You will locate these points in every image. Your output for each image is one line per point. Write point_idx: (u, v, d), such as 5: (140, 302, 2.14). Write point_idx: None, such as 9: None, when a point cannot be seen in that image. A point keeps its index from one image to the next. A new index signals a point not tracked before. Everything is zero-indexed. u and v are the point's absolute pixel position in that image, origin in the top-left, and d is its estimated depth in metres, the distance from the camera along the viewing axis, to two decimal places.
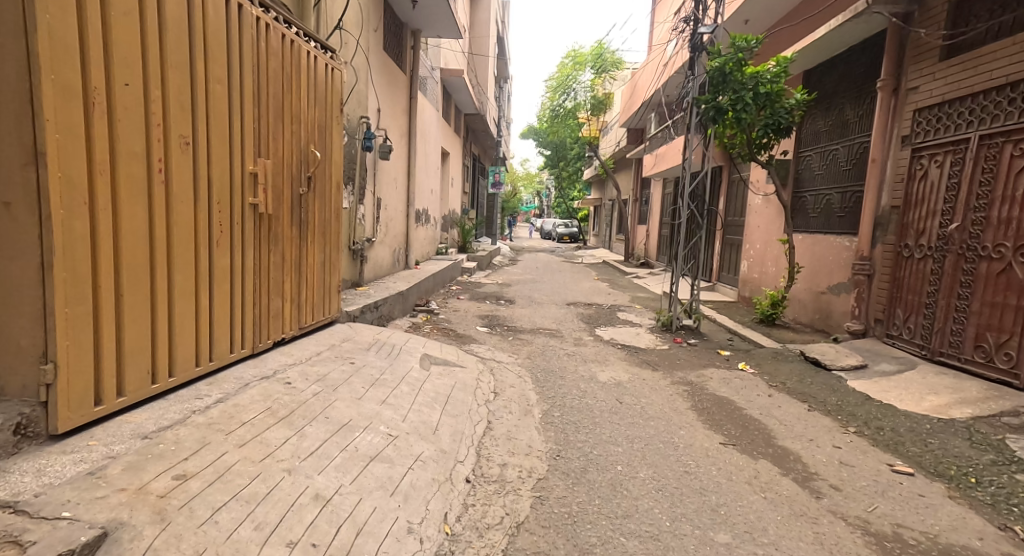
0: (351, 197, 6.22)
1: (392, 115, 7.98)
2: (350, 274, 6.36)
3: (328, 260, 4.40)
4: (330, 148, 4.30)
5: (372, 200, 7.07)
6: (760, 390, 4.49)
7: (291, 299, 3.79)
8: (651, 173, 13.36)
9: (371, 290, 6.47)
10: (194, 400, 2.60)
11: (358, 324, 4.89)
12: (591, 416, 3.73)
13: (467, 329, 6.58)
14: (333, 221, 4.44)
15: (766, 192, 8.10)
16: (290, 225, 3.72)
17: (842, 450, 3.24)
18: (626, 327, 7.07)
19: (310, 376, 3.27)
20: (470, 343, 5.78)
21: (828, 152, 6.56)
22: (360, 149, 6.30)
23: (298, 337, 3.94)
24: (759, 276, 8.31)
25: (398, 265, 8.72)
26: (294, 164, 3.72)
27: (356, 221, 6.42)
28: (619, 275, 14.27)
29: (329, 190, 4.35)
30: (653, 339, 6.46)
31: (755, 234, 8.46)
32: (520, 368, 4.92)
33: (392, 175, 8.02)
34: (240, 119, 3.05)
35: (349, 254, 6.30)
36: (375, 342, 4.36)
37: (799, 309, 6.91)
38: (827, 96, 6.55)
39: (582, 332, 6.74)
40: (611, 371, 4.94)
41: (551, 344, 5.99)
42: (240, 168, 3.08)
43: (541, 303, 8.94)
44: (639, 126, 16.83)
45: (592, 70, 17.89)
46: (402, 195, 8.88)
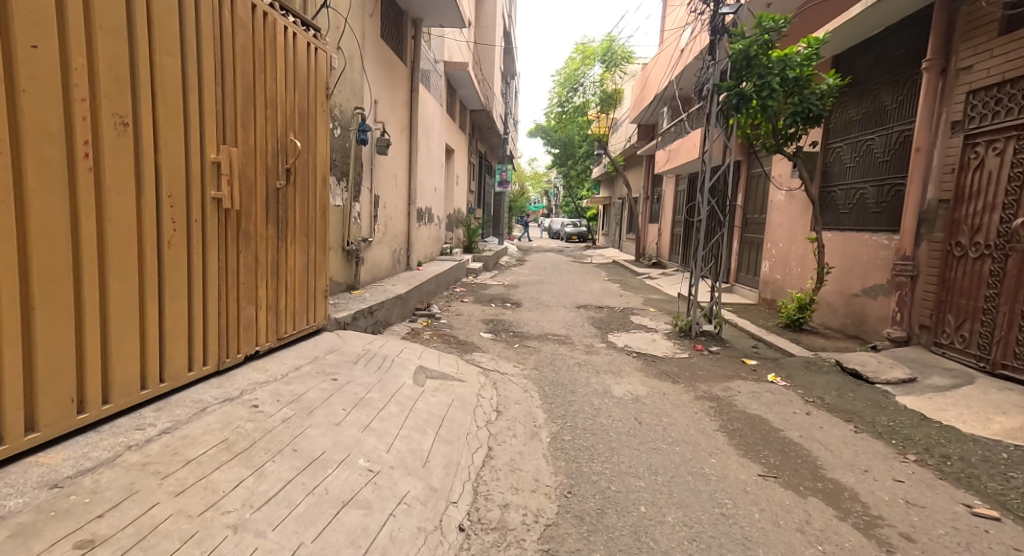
0: (344, 194, 5.85)
1: (391, 107, 7.56)
2: (343, 276, 5.95)
3: (313, 262, 3.97)
4: (314, 138, 3.89)
5: (369, 197, 6.66)
6: (795, 406, 4.00)
7: (267, 307, 3.37)
8: (664, 170, 12.85)
9: (367, 294, 6.05)
10: (132, 433, 2.16)
11: (348, 333, 4.46)
12: (607, 440, 3.26)
13: (469, 335, 6.13)
14: (319, 218, 4.01)
15: (789, 187, 7.58)
16: (265, 224, 3.30)
17: (904, 486, 2.75)
18: (641, 333, 6.58)
19: (283, 397, 2.83)
20: (472, 351, 5.33)
21: (862, 143, 6.04)
22: (354, 142, 5.90)
23: (276, 349, 3.52)
24: (782, 277, 7.78)
25: (399, 266, 8.30)
26: (270, 155, 3.30)
27: (350, 220, 6.03)
28: (630, 276, 13.75)
29: (315, 185, 3.93)
30: (671, 346, 5.97)
31: (778, 233, 7.93)
32: (526, 380, 4.46)
33: (391, 171, 7.60)
34: (199, 99, 2.63)
35: (343, 254, 5.90)
36: (365, 354, 3.92)
37: (829, 313, 6.38)
38: (860, 82, 6.04)
39: (593, 339, 6.26)
40: (627, 384, 4.46)
41: (560, 352, 5.52)
42: (199, 158, 2.66)
43: (550, 306, 8.46)
44: (651, 121, 16.30)
45: (601, 64, 17.38)
46: (403, 192, 8.48)
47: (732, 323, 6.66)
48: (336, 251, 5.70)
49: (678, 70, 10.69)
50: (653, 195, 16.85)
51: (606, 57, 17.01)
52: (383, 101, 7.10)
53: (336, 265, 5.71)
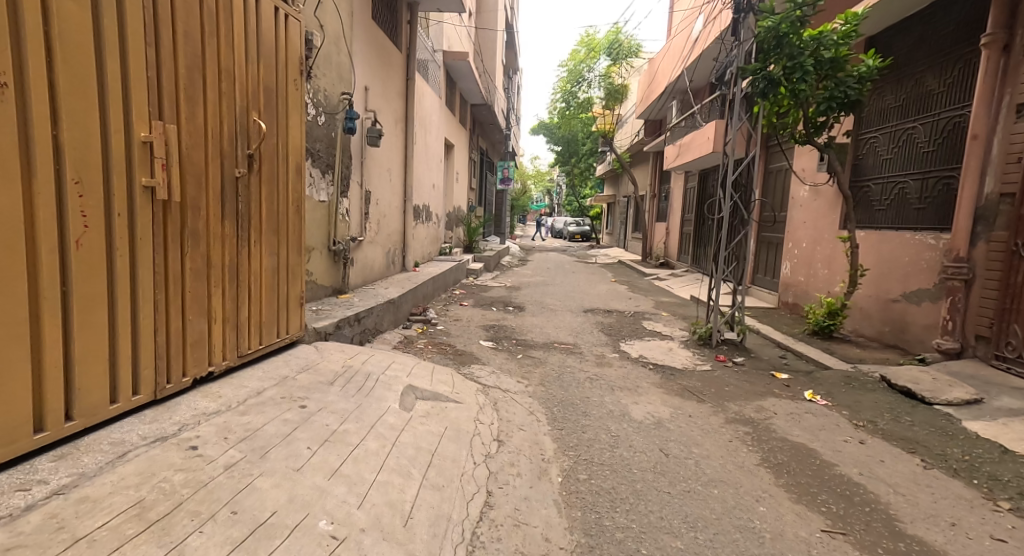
0: (329, 189, 5.33)
1: (385, 96, 7.02)
2: (329, 278, 5.43)
3: (285, 265, 3.44)
4: (285, 121, 3.34)
5: (359, 192, 6.13)
6: (845, 432, 3.45)
7: (224, 319, 2.84)
8: (673, 166, 12.26)
9: (356, 298, 5.53)
10: (9, 498, 1.62)
11: (329, 345, 3.92)
12: (630, 481, 2.72)
13: (469, 344, 5.59)
14: (292, 215, 3.48)
15: (814, 182, 7.04)
16: (220, 220, 2.77)
17: (1009, 546, 2.20)
18: (656, 341, 6.05)
19: (235, 433, 2.28)
20: (470, 363, 4.79)
21: (901, 132, 5.49)
22: (341, 131, 5.38)
23: (238, 367, 2.98)
24: (806, 280, 7.22)
25: (394, 267, 7.79)
26: (227, 137, 2.76)
27: (336, 217, 5.51)
28: (637, 278, 13.20)
29: (287, 176, 3.39)
30: (690, 356, 5.43)
31: (801, 232, 7.38)
32: (531, 399, 3.92)
33: (384, 165, 7.09)
34: (120, 62, 2.10)
35: (328, 255, 5.39)
36: (346, 371, 3.38)
37: (863, 320, 5.82)
38: (900, 65, 5.49)
39: (604, 348, 5.72)
40: (647, 404, 3.92)
41: (568, 365, 4.98)
42: (123, 135, 2.12)
43: (555, 310, 7.92)
44: (659, 116, 15.77)
45: (607, 57, 16.84)
46: (399, 189, 7.96)
47: (756, 331, 6.10)
48: (319, 251, 5.20)
49: (693, 57, 10.13)
50: (660, 193, 16.28)
51: (612, 49, 16.45)
52: (375, 88, 6.57)
53: (319, 267, 5.20)
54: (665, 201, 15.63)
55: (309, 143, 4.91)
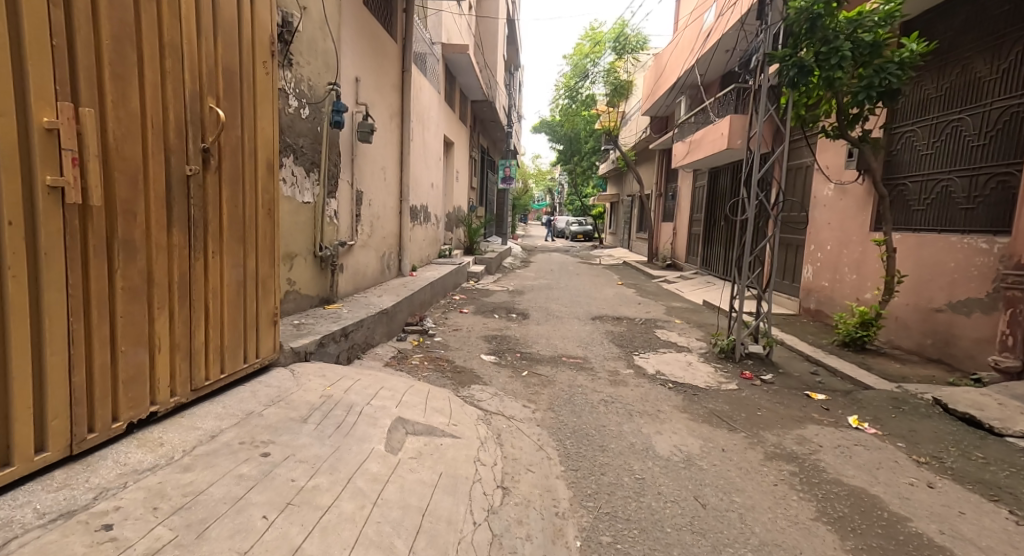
0: (314, 189, 4.84)
1: (379, 89, 6.55)
2: (314, 287, 4.96)
3: (253, 278, 2.94)
4: (252, 110, 2.82)
5: (349, 193, 5.65)
6: (908, 471, 2.96)
7: (174, 347, 2.34)
8: (682, 163, 11.76)
9: (345, 309, 5.07)
10: None
11: (308, 367, 3.43)
12: (664, 546, 2.23)
13: (469, 358, 5.12)
14: (261, 220, 2.97)
15: (841, 180, 6.55)
16: (167, 229, 2.27)
17: None
18: (672, 354, 5.57)
19: (170, 500, 1.78)
20: (471, 383, 4.31)
21: (945, 124, 4.98)
22: (327, 125, 4.88)
23: (195, 403, 2.50)
24: (831, 285, 6.73)
25: (389, 272, 7.31)
26: (174, 127, 2.25)
27: (323, 220, 5.02)
28: (645, 280, 12.72)
29: (255, 174, 2.88)
30: (713, 373, 4.94)
31: (825, 233, 6.89)
32: (539, 429, 3.45)
33: (378, 163, 6.61)
34: (8, 26, 1.60)
35: (314, 262, 4.92)
36: (325, 402, 2.88)
37: (901, 331, 5.32)
38: (944, 50, 4.99)
39: (617, 363, 5.24)
40: (671, 434, 3.44)
41: (579, 384, 4.50)
42: (13, 122, 1.63)
43: (561, 317, 7.44)
44: (666, 113, 15.29)
45: (612, 52, 16.37)
46: (395, 188, 7.48)
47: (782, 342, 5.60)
48: (304, 257, 4.73)
49: (706, 48, 9.62)
50: (666, 192, 15.80)
51: (617, 41, 15.99)
52: (367, 79, 6.09)
53: (303, 275, 4.73)
54: (672, 200, 15.15)
55: (290, 138, 4.43)
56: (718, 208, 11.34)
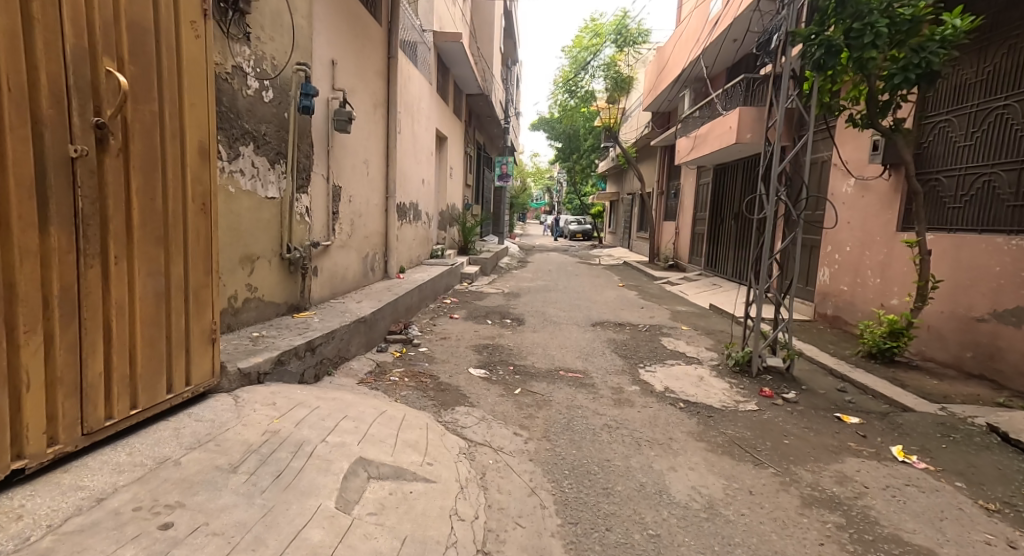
0: (279, 182, 4.29)
1: (360, 74, 6.00)
2: (281, 294, 4.42)
3: (182, 289, 2.39)
4: (175, 81, 2.27)
5: (323, 188, 5.12)
6: (979, 523, 2.44)
7: (56, 381, 1.80)
8: (686, 159, 11.22)
9: (317, 317, 4.54)
10: None
11: (256, 392, 2.87)
12: None
13: (456, 373, 4.60)
14: (192, 217, 2.42)
15: (862, 175, 6.03)
16: (39, 227, 1.73)
17: None
18: (681, 367, 5.05)
19: None
20: (455, 405, 3.79)
21: (989, 112, 4.43)
22: (295, 109, 4.32)
23: (90, 452, 1.95)
24: (850, 289, 6.22)
25: (373, 274, 6.78)
26: (47, 94, 1.71)
27: (291, 218, 4.47)
28: (647, 282, 12.20)
29: (181, 161, 2.34)
30: (728, 389, 4.42)
31: (845, 233, 6.37)
32: (532, 466, 2.93)
33: (360, 155, 6.08)
34: None
35: (280, 264, 4.38)
36: (266, 442, 2.32)
37: (935, 342, 4.79)
38: (989, 28, 4.45)
39: (621, 378, 4.72)
40: (686, 470, 2.92)
41: (579, 404, 3.96)
42: None
43: (559, 323, 6.91)
44: (669, 108, 14.78)
45: (613, 44, 15.86)
46: (380, 184, 6.94)
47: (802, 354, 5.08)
48: (267, 260, 4.18)
49: (712, 36, 9.08)
50: (668, 190, 15.30)
51: (618, 32, 15.50)
52: (346, 63, 5.54)
53: (267, 280, 4.19)
54: (675, 199, 14.63)
55: (250, 124, 3.87)
56: (725, 206, 10.81)
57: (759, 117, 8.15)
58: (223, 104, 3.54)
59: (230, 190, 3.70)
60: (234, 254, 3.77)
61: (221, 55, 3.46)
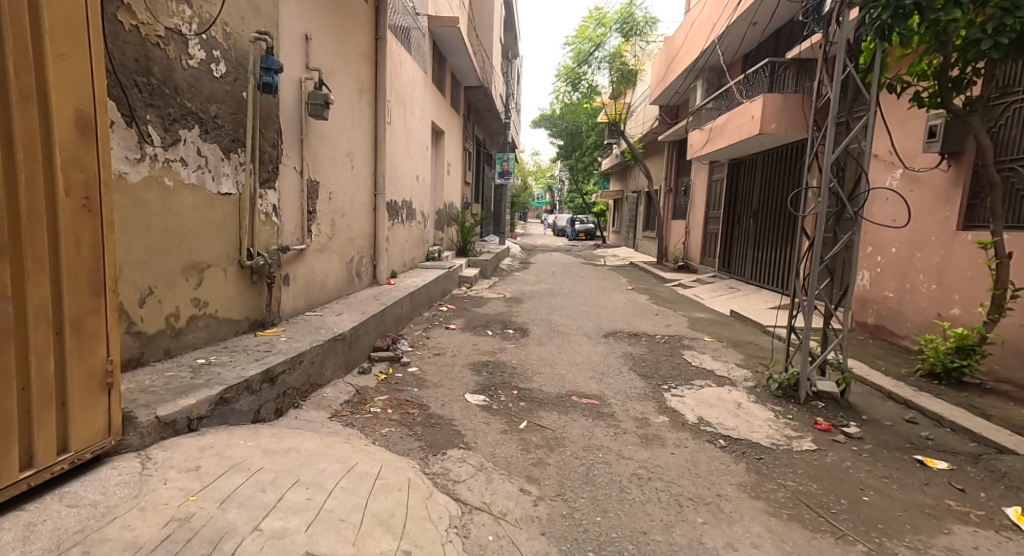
0: (236, 175, 3.57)
1: (341, 54, 5.28)
2: (242, 308, 3.71)
3: (52, 317, 1.69)
4: (28, 16, 1.57)
5: (295, 183, 4.40)
6: None
7: None
8: (699, 154, 10.51)
9: (284, 336, 3.83)
10: None
11: (179, 449, 2.16)
12: None
13: (450, 401, 3.89)
14: (66, 216, 1.71)
15: (912, 166, 5.30)
16: None
17: None
18: (713, 392, 4.34)
19: None
20: (448, 449, 3.08)
21: None
22: (253, 86, 3.59)
23: None
24: (897, 296, 5.50)
25: (360, 280, 6.08)
26: None
27: (253, 217, 3.75)
28: (657, 284, 11.50)
29: (44, 135, 1.64)
30: (774, 421, 3.71)
31: (891, 232, 5.64)
32: (545, 544, 2.22)
33: (341, 146, 5.37)
34: None
35: (239, 273, 3.67)
36: (164, 542, 1.60)
37: (1015, 361, 4.07)
38: None
39: (644, 405, 4.01)
40: (749, 549, 2.22)
41: (598, 445, 3.25)
42: None
43: (567, 334, 6.19)
44: (678, 101, 14.03)
45: (618, 34, 15.12)
46: (367, 180, 6.24)
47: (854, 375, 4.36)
48: (221, 268, 3.46)
49: (730, 17, 8.37)
50: (677, 187, 14.60)
51: (623, 21, 14.77)
52: (323, 39, 4.82)
53: (221, 293, 3.47)
54: (684, 196, 13.91)
55: (195, 103, 3.15)
56: (742, 204, 10.09)
57: (785, 104, 7.41)
58: (154, 76, 2.82)
59: (169, 183, 2.96)
60: (174, 261, 3.04)
61: (145, 11, 2.74)
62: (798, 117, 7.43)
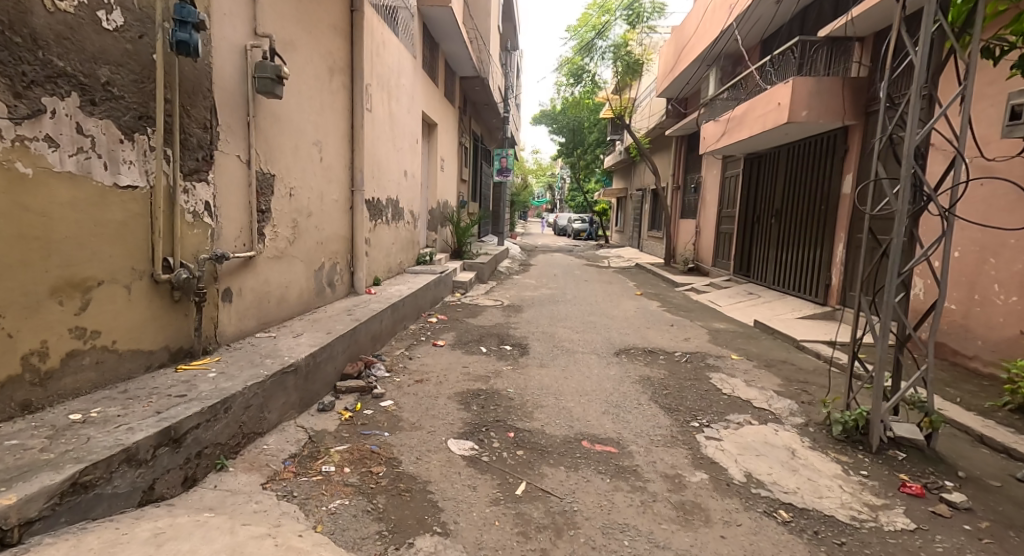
0: (144, 162, 2.72)
1: (304, 22, 4.44)
2: (157, 336, 2.87)
3: None
4: None
5: (237, 176, 3.56)
6: None
7: None
8: (713, 149, 9.64)
9: (215, 370, 2.99)
10: None
11: None
12: None
13: (428, 453, 3.05)
14: None
15: (986, 155, 4.45)
16: None
17: None
18: (757, 434, 3.48)
19: None
20: (416, 537, 2.24)
21: None
22: (167, 47, 2.76)
23: None
24: (962, 308, 4.64)
25: (332, 290, 5.23)
26: None
27: (175, 217, 2.91)
28: (668, 289, 10.64)
29: None
30: (846, 478, 2.87)
31: (956, 233, 4.78)
32: None
33: (304, 133, 4.52)
34: None
35: (153, 290, 2.82)
36: None
37: None
38: None
39: (673, 453, 3.18)
40: None
41: (621, 524, 2.41)
42: None
43: (574, 352, 5.34)
44: (689, 92, 13.18)
45: (624, 22, 14.25)
46: (342, 174, 5.39)
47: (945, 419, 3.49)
48: (122, 285, 2.62)
49: None
50: (687, 184, 13.73)
51: (628, 8, 13.88)
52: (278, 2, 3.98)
53: (122, 318, 2.63)
54: (694, 193, 13.04)
55: (73, 64, 2.32)
56: (762, 201, 9.23)
57: (818, 90, 6.52)
58: None
59: (24, 170, 2.13)
60: (34, 278, 2.19)
61: None
62: (833, 104, 6.53)
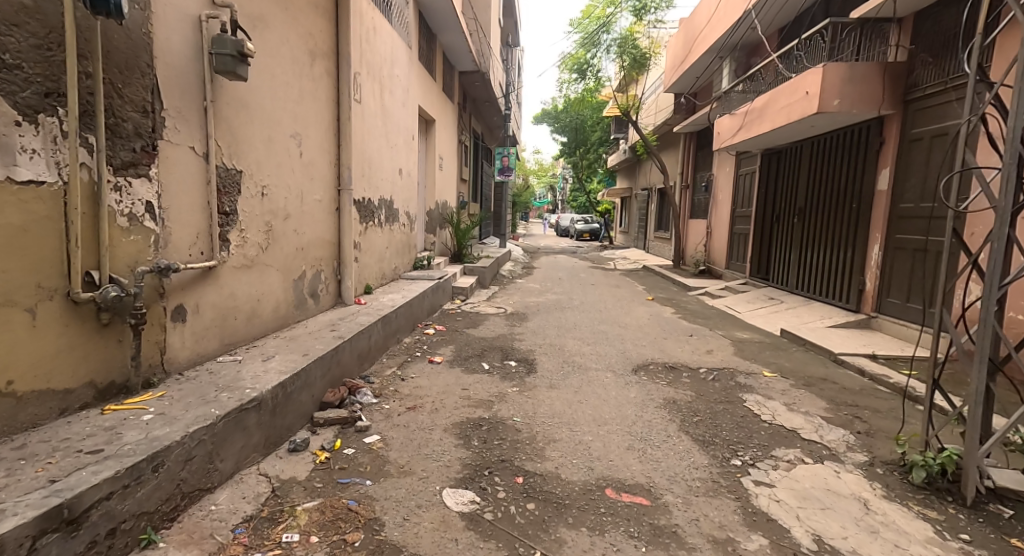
0: (52, 151, 2.13)
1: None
2: (76, 370, 2.29)
3: None
4: None
5: (191, 171, 2.98)
6: None
7: None
8: (728, 145, 9.05)
9: (154, 410, 2.41)
10: None
11: None
12: None
13: (417, 508, 2.47)
14: None
15: None
16: None
17: None
18: (817, 477, 2.88)
19: None
20: None
21: None
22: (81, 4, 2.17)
23: None
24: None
25: (315, 301, 4.65)
26: None
27: (100, 221, 2.33)
28: (680, 293, 10.03)
29: None
30: (943, 544, 2.27)
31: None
32: None
33: (278, 123, 3.94)
34: None
35: (69, 313, 2.24)
36: None
37: None
38: None
39: (718, 506, 2.59)
40: None
41: None
42: None
43: (586, 369, 4.75)
44: (700, 85, 12.59)
45: (631, 14, 13.64)
46: (325, 170, 4.81)
47: None
48: (18, 308, 2.04)
49: None
50: (697, 183, 13.15)
51: None
52: None
53: (22, 350, 2.06)
54: (705, 192, 12.44)
55: None
56: (783, 199, 8.63)
57: (851, 76, 5.95)
58: None
59: None
60: None
61: None
62: (869, 92, 5.94)
